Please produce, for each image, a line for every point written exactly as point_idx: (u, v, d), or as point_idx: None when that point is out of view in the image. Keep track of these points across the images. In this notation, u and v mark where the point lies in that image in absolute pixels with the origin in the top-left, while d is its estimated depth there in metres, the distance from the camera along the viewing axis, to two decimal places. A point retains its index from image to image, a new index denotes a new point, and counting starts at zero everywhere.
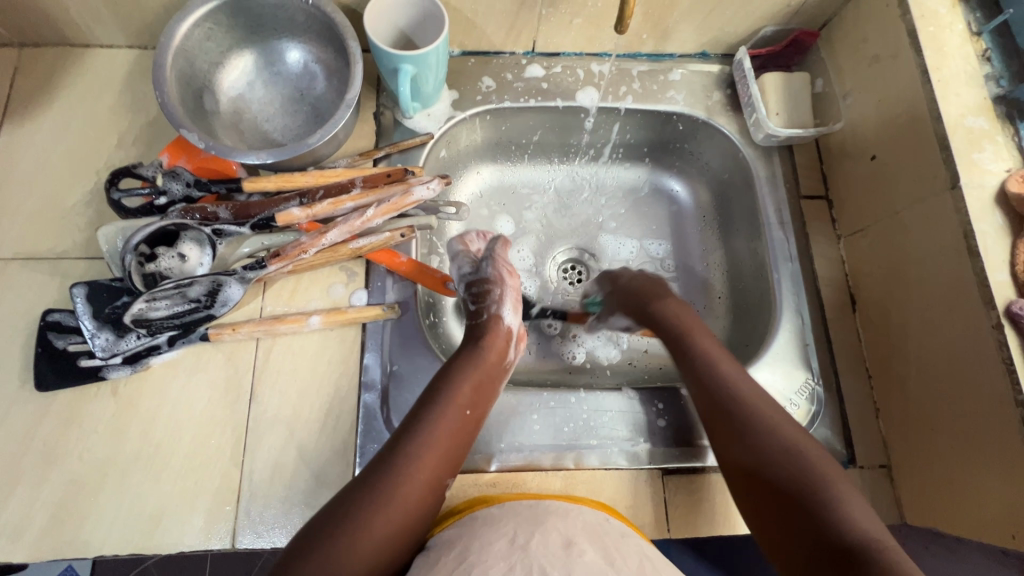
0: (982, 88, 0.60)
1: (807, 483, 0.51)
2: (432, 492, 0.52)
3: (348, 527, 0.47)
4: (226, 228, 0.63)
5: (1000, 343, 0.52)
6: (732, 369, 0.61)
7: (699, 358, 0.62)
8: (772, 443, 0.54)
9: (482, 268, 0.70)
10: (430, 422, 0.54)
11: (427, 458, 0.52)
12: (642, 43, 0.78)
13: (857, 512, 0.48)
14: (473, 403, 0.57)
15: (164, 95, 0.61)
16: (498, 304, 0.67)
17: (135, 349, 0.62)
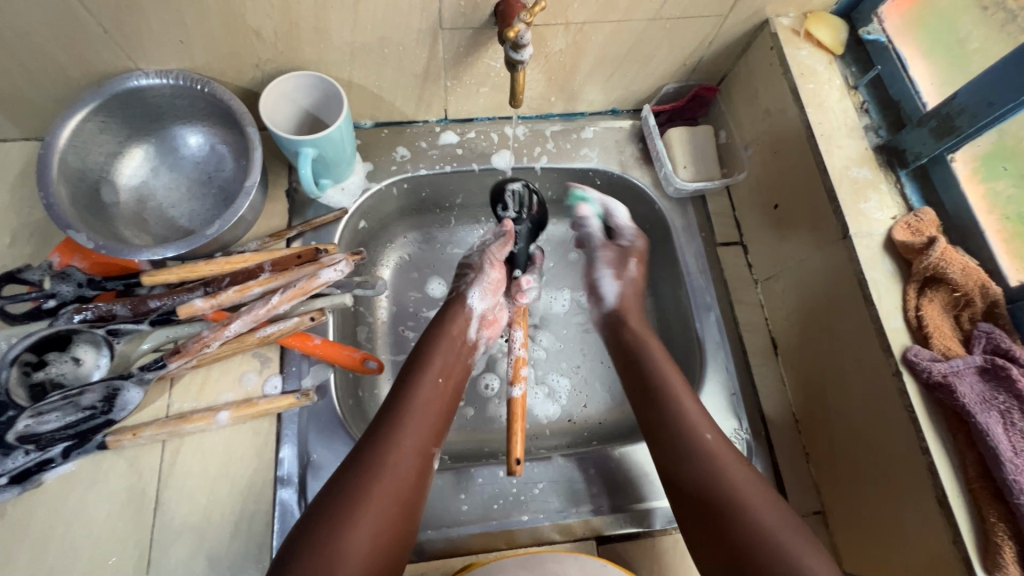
0: (862, 140, 0.63)
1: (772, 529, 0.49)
2: (413, 504, 0.52)
3: (334, 539, 0.46)
4: (124, 326, 0.61)
5: (901, 390, 0.53)
6: (689, 396, 0.60)
7: (660, 380, 0.62)
8: (733, 477, 0.53)
9: (472, 258, 0.77)
10: (409, 429, 0.55)
11: (407, 461, 0.53)
12: (552, 105, 0.80)
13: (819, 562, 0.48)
14: (441, 403, 0.60)
15: (49, 196, 0.59)
16: (470, 287, 0.72)
17: (24, 467, 0.57)
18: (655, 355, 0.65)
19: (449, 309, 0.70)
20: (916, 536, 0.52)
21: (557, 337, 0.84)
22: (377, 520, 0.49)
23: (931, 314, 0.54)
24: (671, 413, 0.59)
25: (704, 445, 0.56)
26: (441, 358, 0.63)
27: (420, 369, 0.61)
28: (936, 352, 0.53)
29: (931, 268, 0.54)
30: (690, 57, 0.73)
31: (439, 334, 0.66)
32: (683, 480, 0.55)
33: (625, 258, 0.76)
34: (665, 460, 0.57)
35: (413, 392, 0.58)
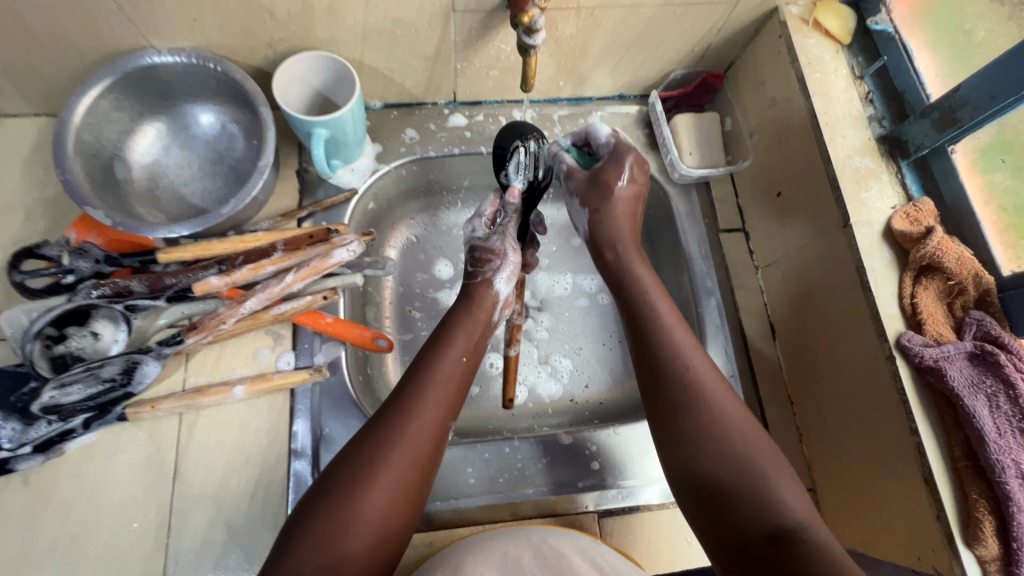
0: (866, 129, 0.64)
1: (749, 455, 0.50)
2: (422, 484, 0.49)
3: (342, 507, 0.45)
4: (140, 302, 0.62)
5: (893, 374, 0.55)
6: (690, 347, 0.56)
7: (663, 338, 0.57)
8: (724, 424, 0.52)
9: (491, 238, 0.65)
10: (429, 405, 0.52)
11: (423, 440, 0.50)
12: (560, 90, 0.80)
13: (795, 494, 0.48)
14: (462, 383, 0.56)
15: (66, 172, 0.60)
16: (495, 272, 0.64)
17: (47, 437, 0.59)
18: (663, 309, 0.59)
19: (472, 298, 0.62)
20: (900, 511, 0.55)
21: (558, 320, 0.87)
22: (388, 495, 0.47)
23: (925, 302, 0.56)
24: (671, 371, 0.55)
25: (709, 407, 0.52)
26: (465, 339, 0.58)
27: (442, 347, 0.57)
28: (929, 337, 0.55)
29: (928, 257, 0.56)
30: (698, 44, 0.74)
31: (463, 313, 0.61)
32: (678, 443, 0.52)
33: (613, 244, 0.65)
34: (659, 418, 0.54)
35: (436, 369, 0.54)
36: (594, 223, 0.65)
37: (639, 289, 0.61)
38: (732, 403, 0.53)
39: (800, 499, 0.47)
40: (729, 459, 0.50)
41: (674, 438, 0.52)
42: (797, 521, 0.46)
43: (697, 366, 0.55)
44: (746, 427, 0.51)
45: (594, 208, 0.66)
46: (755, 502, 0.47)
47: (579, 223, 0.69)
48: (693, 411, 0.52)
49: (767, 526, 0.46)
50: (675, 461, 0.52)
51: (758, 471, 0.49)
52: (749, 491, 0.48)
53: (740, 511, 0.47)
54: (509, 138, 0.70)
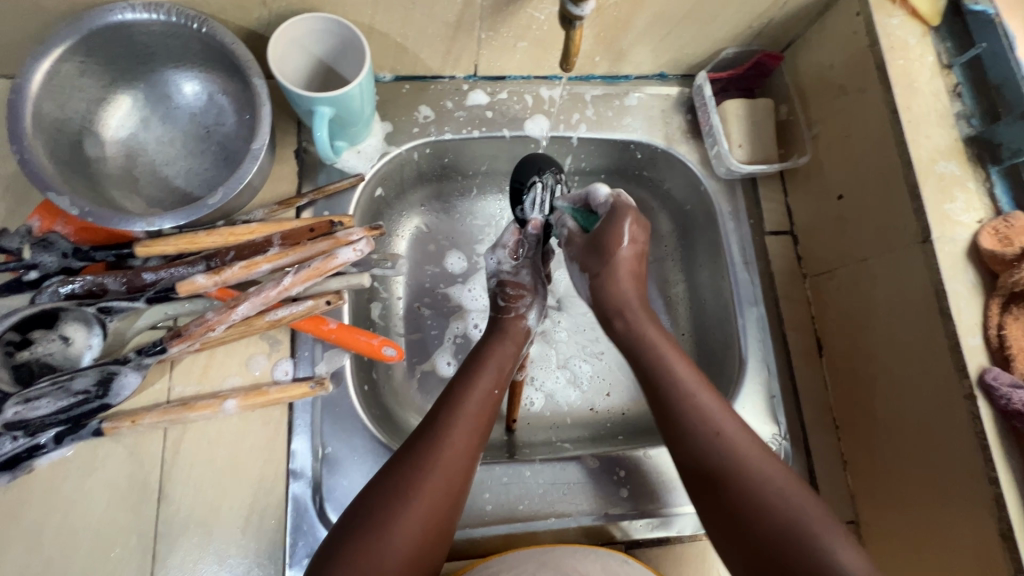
0: (952, 129, 0.56)
1: (797, 516, 0.43)
2: (433, 551, 0.45)
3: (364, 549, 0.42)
4: (116, 303, 0.54)
5: (973, 415, 0.49)
6: (717, 404, 0.50)
7: (684, 403, 0.50)
8: (762, 486, 0.45)
9: (521, 272, 0.62)
10: (455, 442, 0.48)
11: (432, 502, 0.45)
12: (595, 66, 0.70)
13: (850, 550, 0.41)
14: (482, 431, 0.50)
15: (25, 151, 0.51)
16: (527, 308, 0.60)
17: (13, 454, 0.52)
18: (682, 369, 0.52)
19: (504, 330, 0.58)
20: (962, 565, 0.51)
21: (578, 321, 0.77)
22: (391, 565, 0.42)
23: (1015, 335, 0.49)
24: (697, 435, 0.48)
25: (744, 472, 0.46)
26: (488, 381, 0.53)
27: (460, 394, 0.51)
28: (1017, 376, 0.48)
29: (1021, 284, 0.49)
30: (759, 18, 0.64)
31: (495, 347, 0.57)
32: (715, 509, 0.46)
33: (620, 311, 0.56)
34: (696, 484, 0.48)
35: (454, 416, 0.49)
36: (595, 289, 0.57)
37: (649, 349, 0.54)
38: (771, 461, 0.46)
39: (856, 557, 0.41)
40: (771, 523, 0.43)
41: (714, 506, 0.47)
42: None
43: (726, 430, 0.48)
44: (790, 481, 0.45)
45: (593, 273, 0.58)
46: (807, 575, 0.41)
47: (581, 287, 0.61)
48: (729, 474, 0.46)
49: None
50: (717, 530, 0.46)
51: (810, 529, 0.42)
52: (797, 563, 0.41)
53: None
54: (523, 172, 0.64)
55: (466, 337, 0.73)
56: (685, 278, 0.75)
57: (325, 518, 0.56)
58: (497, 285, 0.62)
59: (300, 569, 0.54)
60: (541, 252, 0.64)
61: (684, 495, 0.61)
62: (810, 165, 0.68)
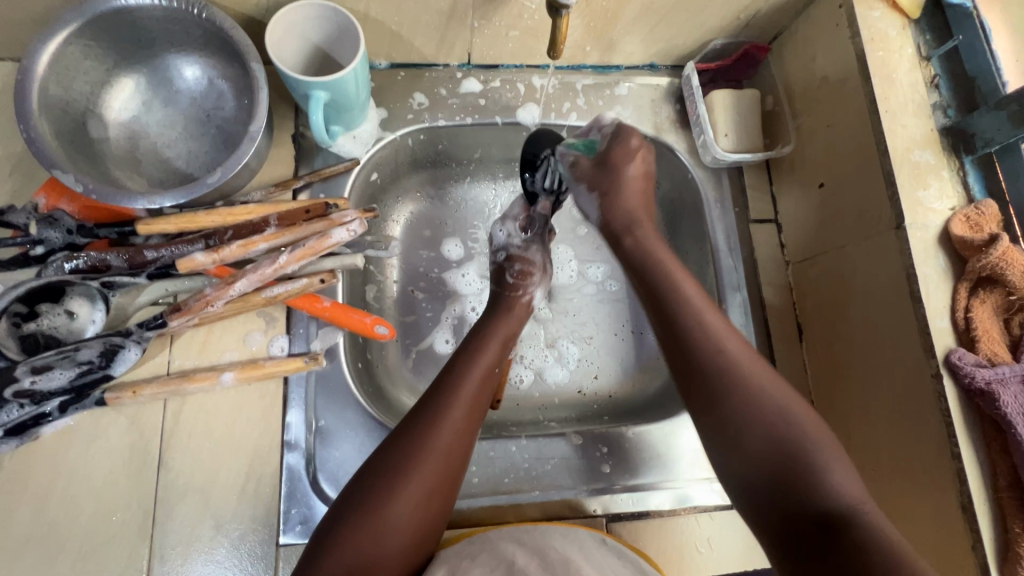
0: (929, 119, 0.58)
1: (792, 434, 0.46)
2: (451, 490, 0.49)
3: (374, 522, 0.44)
4: (118, 279, 0.57)
5: (939, 393, 0.51)
6: (729, 333, 0.52)
7: (703, 331, 0.52)
8: (765, 404, 0.47)
9: (530, 248, 0.68)
10: (456, 414, 0.50)
11: (453, 446, 0.49)
12: (587, 56, 0.72)
13: (843, 473, 0.44)
14: (490, 388, 0.55)
15: (30, 130, 0.53)
16: (535, 287, 0.66)
17: (19, 421, 0.54)
18: (697, 303, 0.54)
19: (512, 308, 0.63)
20: (931, 539, 0.53)
21: (566, 308, 0.78)
22: (419, 500, 0.46)
23: (981, 317, 0.52)
24: (703, 350, 0.51)
25: (750, 393, 0.48)
26: (495, 344, 0.58)
27: (470, 358, 0.55)
28: (981, 356, 0.51)
29: (988, 268, 0.51)
30: (746, 10, 0.65)
31: (500, 315, 0.61)
32: (717, 420, 0.48)
33: (630, 229, 0.61)
34: (694, 400, 0.50)
35: (466, 372, 0.53)
36: (604, 206, 0.63)
37: (665, 278, 0.56)
38: (776, 385, 0.48)
39: (850, 478, 0.44)
40: (776, 441, 0.46)
41: (716, 423, 0.48)
42: (846, 502, 0.42)
43: (732, 351, 0.50)
44: (790, 400, 0.48)
45: (603, 191, 0.64)
46: (803, 488, 0.43)
47: (588, 209, 0.66)
48: (736, 397, 0.48)
49: (816, 506, 0.42)
50: (710, 439, 0.49)
51: (803, 446, 0.45)
52: (794, 478, 0.44)
53: (787, 496, 0.44)
54: (534, 147, 0.68)
55: (462, 319, 0.75)
56: None
57: (318, 486, 0.59)
58: (508, 261, 0.67)
59: (294, 534, 0.57)
60: (546, 230, 0.70)
61: (663, 471, 0.64)
62: (795, 154, 0.70)
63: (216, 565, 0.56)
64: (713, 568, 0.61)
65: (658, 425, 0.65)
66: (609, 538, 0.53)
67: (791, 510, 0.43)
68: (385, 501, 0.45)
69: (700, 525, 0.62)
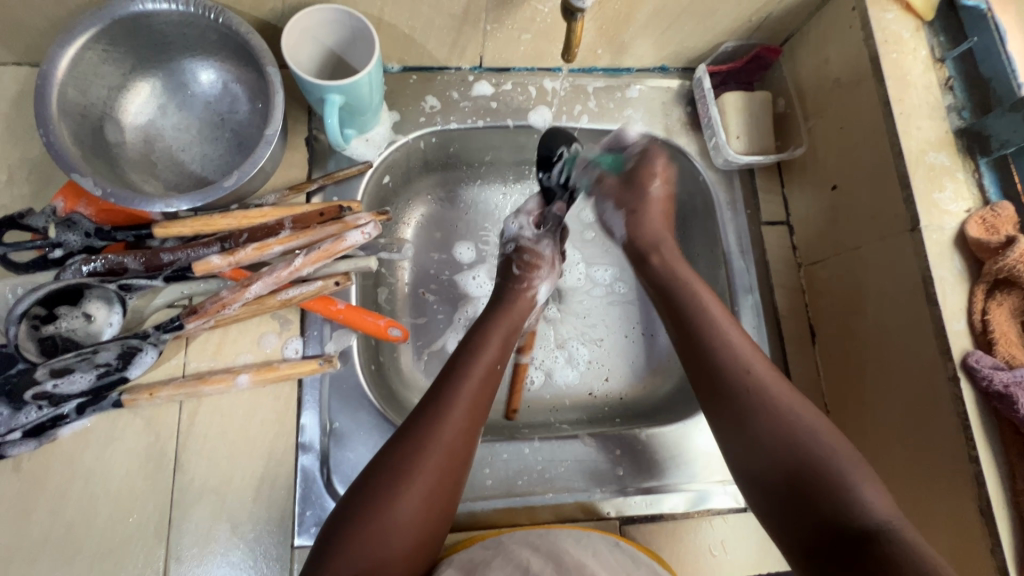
0: (943, 121, 0.58)
1: (820, 451, 0.46)
2: (452, 490, 0.49)
3: (377, 526, 0.44)
4: (135, 281, 0.57)
5: (956, 396, 0.51)
6: (757, 355, 0.52)
7: (731, 355, 0.52)
8: (794, 422, 0.48)
9: (540, 242, 0.68)
10: (458, 416, 0.50)
11: (455, 446, 0.49)
12: (598, 59, 0.72)
13: (875, 491, 0.44)
14: (492, 387, 0.55)
15: (50, 135, 0.53)
16: (540, 279, 0.66)
17: (38, 422, 0.55)
18: (733, 334, 0.54)
19: (516, 302, 0.63)
20: (947, 543, 0.52)
21: (576, 310, 0.78)
22: (422, 498, 0.46)
23: (998, 319, 0.51)
24: (730, 369, 0.51)
25: (776, 408, 0.49)
26: (496, 341, 0.57)
27: (474, 351, 0.55)
28: (998, 359, 0.50)
29: (1005, 270, 0.51)
30: (758, 13, 0.66)
31: (499, 312, 0.61)
32: (743, 436, 0.49)
33: (657, 248, 0.64)
34: (721, 417, 0.51)
35: (466, 371, 0.53)
36: (632, 223, 0.66)
37: (698, 305, 0.57)
38: (801, 403, 0.49)
39: (882, 497, 0.43)
40: (802, 462, 0.46)
41: (745, 444, 0.49)
42: (876, 517, 0.42)
43: (759, 371, 0.51)
44: (818, 420, 0.48)
45: (629, 208, 0.67)
46: (837, 505, 0.43)
47: (614, 226, 0.70)
48: (764, 412, 0.49)
49: (847, 524, 0.42)
50: (737, 454, 0.49)
51: (832, 464, 0.45)
52: (826, 493, 0.44)
53: (818, 513, 0.44)
54: (552, 142, 0.67)
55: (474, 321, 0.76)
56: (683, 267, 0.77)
57: (332, 488, 0.59)
58: (517, 251, 0.67)
59: (309, 537, 0.57)
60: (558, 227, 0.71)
61: (675, 473, 0.64)
62: (807, 156, 0.69)
63: (231, 566, 0.56)
64: (727, 570, 0.61)
65: (669, 428, 0.65)
66: (622, 542, 0.53)
67: (824, 524, 0.43)
68: (386, 502, 0.45)
69: (713, 528, 0.62)
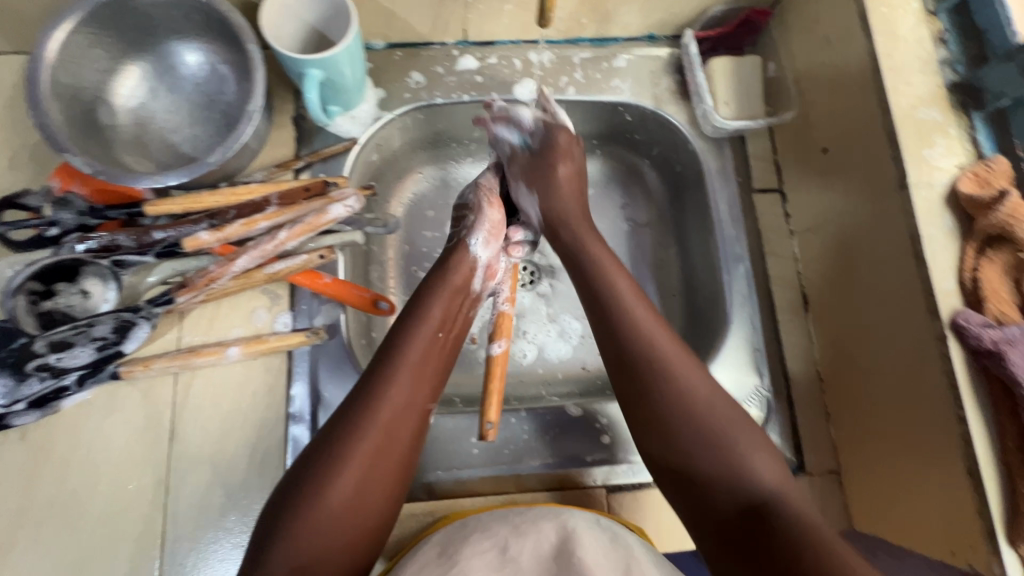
0: (936, 75, 0.56)
1: (716, 434, 0.46)
2: (400, 462, 0.47)
3: (320, 500, 0.42)
4: (128, 258, 0.59)
5: (943, 355, 0.50)
6: (662, 331, 0.51)
7: (628, 325, 0.51)
8: (692, 401, 0.47)
9: (467, 195, 0.64)
10: (399, 389, 0.48)
11: (396, 421, 0.47)
12: (583, 28, 0.72)
13: (762, 464, 0.45)
14: (438, 357, 0.53)
15: (41, 115, 0.55)
16: (471, 233, 0.61)
17: (41, 393, 0.57)
18: (623, 290, 0.53)
19: (447, 267, 0.59)
20: (939, 509, 0.51)
21: (569, 285, 0.78)
22: (361, 477, 0.44)
23: (989, 277, 0.50)
24: (639, 349, 0.50)
25: (676, 386, 0.48)
26: (439, 308, 0.55)
27: (415, 320, 0.53)
28: (989, 317, 0.49)
29: (997, 226, 0.49)
30: None
31: (439, 277, 0.58)
32: (649, 413, 0.48)
33: None
34: (627, 393, 0.50)
35: (406, 344, 0.51)
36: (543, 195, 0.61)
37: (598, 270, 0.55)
38: (701, 379, 0.48)
39: (770, 467, 0.45)
40: (687, 439, 0.46)
41: (642, 420, 0.48)
42: (767, 492, 0.43)
43: (663, 349, 0.49)
44: (713, 399, 0.47)
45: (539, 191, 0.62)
46: (730, 484, 0.44)
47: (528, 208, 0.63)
48: (666, 388, 0.48)
49: (739, 498, 0.43)
50: (644, 438, 0.48)
51: (726, 441, 0.45)
52: (719, 474, 0.44)
53: (710, 493, 0.44)
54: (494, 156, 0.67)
55: None
56: (675, 239, 0.77)
57: None
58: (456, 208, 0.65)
59: None
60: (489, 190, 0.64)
61: None
62: (798, 120, 0.68)
63: (224, 533, 0.58)
64: None
65: None
66: (603, 518, 0.52)
67: (709, 505, 0.44)
68: (321, 483, 0.43)
69: None
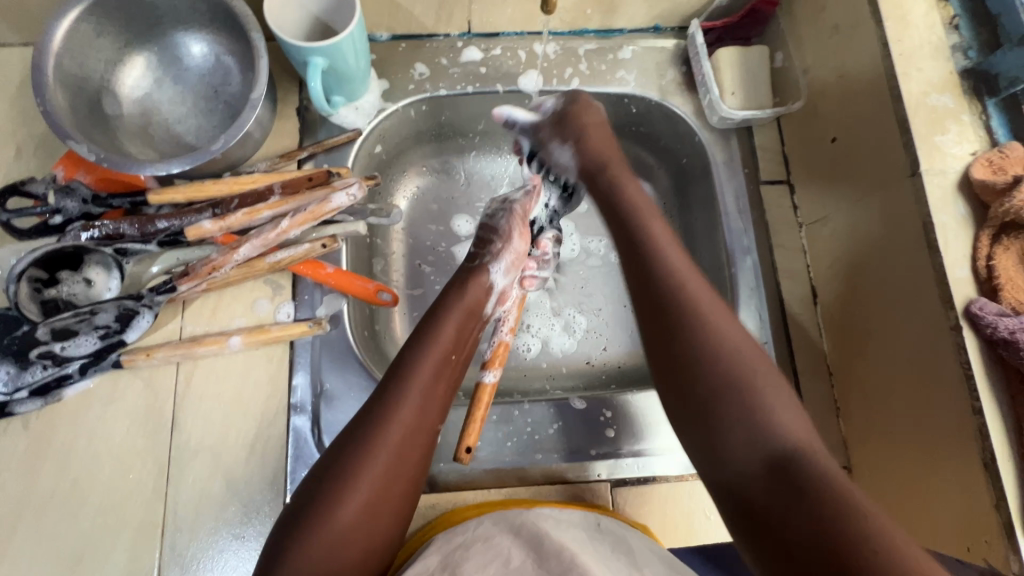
0: (946, 62, 0.55)
1: (744, 377, 0.44)
2: (408, 483, 0.46)
3: (328, 520, 0.42)
4: (132, 246, 0.60)
5: (958, 346, 0.48)
6: (696, 277, 0.50)
7: (670, 280, 0.50)
8: (725, 344, 0.45)
9: (496, 217, 0.65)
10: (410, 406, 0.48)
11: (406, 440, 0.46)
12: (588, 19, 0.72)
13: (791, 417, 0.42)
14: (450, 376, 0.52)
15: (47, 103, 0.55)
16: (494, 260, 0.61)
17: (43, 381, 0.58)
18: (673, 255, 0.51)
19: (466, 286, 0.58)
20: (954, 505, 0.50)
21: (573, 279, 0.78)
22: (370, 496, 0.44)
23: (1004, 265, 0.48)
24: (667, 290, 0.49)
25: (708, 328, 0.46)
26: (451, 327, 0.54)
27: (428, 340, 0.52)
28: (1004, 306, 0.47)
29: (1012, 213, 0.48)
30: None
31: (453, 296, 0.57)
32: (674, 349, 0.47)
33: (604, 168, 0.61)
34: (652, 331, 0.49)
35: (419, 362, 0.50)
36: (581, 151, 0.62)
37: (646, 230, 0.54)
38: (737, 329, 0.47)
39: (796, 420, 0.42)
40: (721, 381, 0.44)
41: (663, 366, 0.47)
42: (790, 446, 0.41)
43: (693, 289, 0.49)
44: (743, 346, 0.45)
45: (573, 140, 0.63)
46: (754, 432, 0.42)
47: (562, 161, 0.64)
48: (701, 330, 0.46)
49: (761, 448, 0.41)
50: (661, 371, 0.47)
51: (755, 385, 0.43)
52: (743, 421, 0.42)
53: (731, 435, 0.42)
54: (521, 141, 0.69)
55: None
56: (682, 232, 0.76)
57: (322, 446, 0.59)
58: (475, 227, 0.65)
59: None
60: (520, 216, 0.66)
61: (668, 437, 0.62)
62: (806, 110, 0.67)
63: (224, 523, 0.57)
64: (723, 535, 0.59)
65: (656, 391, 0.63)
66: (604, 520, 0.52)
67: (724, 450, 0.42)
68: (330, 503, 0.43)
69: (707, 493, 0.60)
